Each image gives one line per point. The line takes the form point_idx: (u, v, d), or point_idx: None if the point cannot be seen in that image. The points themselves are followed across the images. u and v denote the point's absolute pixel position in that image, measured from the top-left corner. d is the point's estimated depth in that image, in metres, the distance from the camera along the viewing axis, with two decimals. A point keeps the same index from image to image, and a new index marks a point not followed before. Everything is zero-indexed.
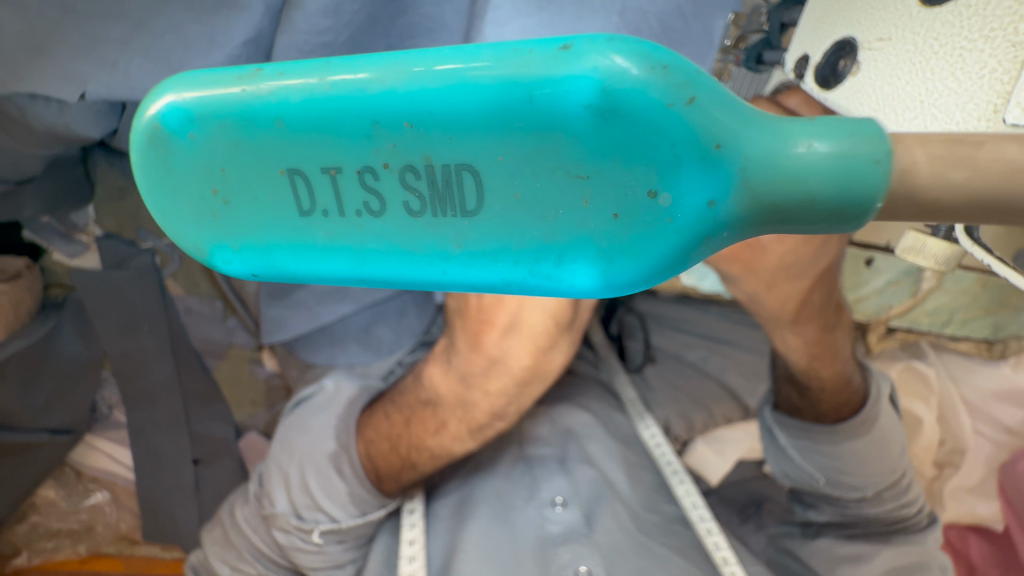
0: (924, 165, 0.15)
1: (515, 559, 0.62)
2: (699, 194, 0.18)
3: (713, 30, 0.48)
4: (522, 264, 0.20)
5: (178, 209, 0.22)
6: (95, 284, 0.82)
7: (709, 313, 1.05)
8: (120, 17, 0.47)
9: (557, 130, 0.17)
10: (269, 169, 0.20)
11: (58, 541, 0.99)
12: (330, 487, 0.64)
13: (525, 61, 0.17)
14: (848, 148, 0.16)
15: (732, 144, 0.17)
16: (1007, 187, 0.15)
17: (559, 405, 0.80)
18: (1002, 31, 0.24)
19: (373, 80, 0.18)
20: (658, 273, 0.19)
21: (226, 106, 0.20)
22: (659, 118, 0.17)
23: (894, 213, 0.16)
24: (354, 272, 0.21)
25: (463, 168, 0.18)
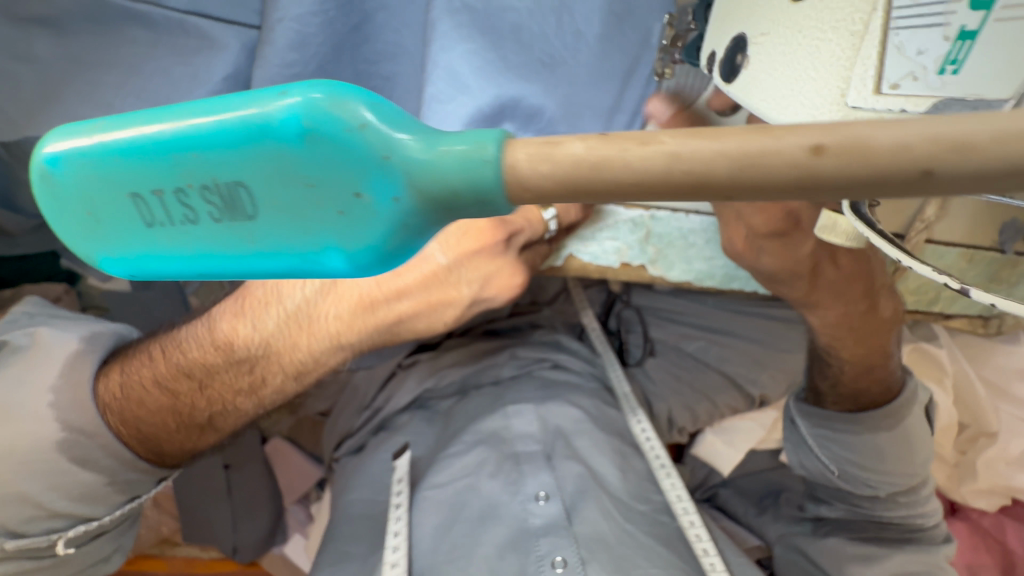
0: (522, 162, 0.18)
1: (497, 554, 0.66)
2: (387, 193, 0.20)
3: (652, 31, 0.51)
4: (296, 256, 0.22)
5: (67, 228, 0.25)
6: (123, 304, 0.91)
7: (706, 303, 1.04)
8: (117, 64, 0.54)
9: (283, 151, 0.21)
10: (116, 194, 0.23)
11: None
12: (70, 473, 0.53)
13: (253, 104, 0.21)
14: (472, 151, 0.19)
15: (398, 154, 0.20)
16: (566, 174, 0.17)
17: (547, 402, 0.83)
18: (844, 22, 0.26)
19: (165, 125, 0.22)
20: (390, 256, 0.21)
21: (77, 150, 0.23)
22: (350, 135, 0.20)
23: (516, 201, 0.19)
24: (195, 269, 0.24)
25: (235, 187, 0.21)
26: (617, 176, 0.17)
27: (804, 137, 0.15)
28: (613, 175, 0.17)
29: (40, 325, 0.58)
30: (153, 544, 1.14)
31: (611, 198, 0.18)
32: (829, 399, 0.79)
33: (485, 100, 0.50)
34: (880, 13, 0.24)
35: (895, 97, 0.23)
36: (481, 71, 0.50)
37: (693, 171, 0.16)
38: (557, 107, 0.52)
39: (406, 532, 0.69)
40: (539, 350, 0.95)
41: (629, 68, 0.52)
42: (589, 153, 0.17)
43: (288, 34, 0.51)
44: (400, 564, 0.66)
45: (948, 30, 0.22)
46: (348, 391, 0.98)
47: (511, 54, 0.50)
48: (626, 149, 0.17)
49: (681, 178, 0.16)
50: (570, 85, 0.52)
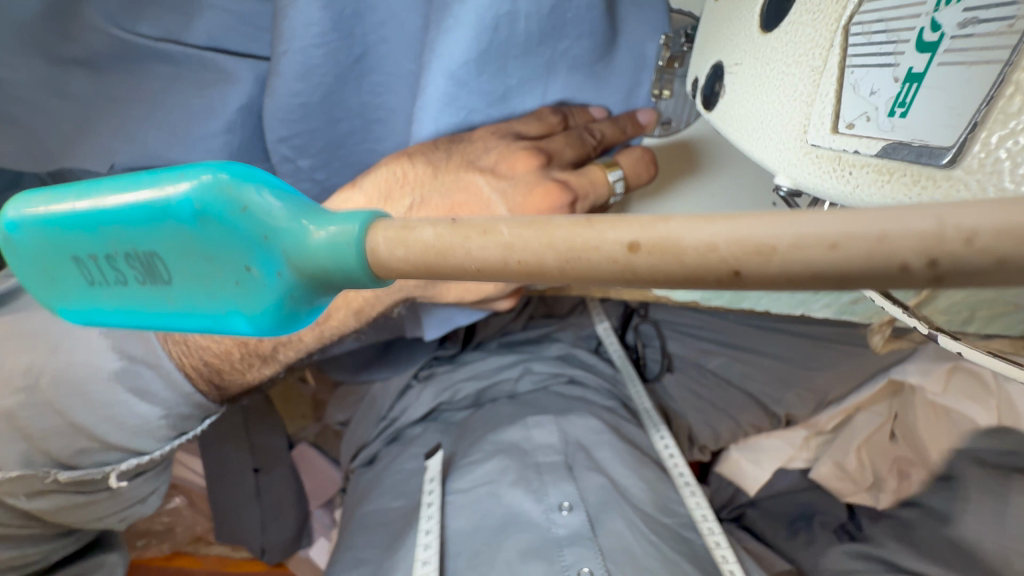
0: (380, 247, 0.19)
1: (521, 558, 0.66)
2: (272, 267, 0.22)
3: (647, 53, 0.53)
4: (205, 317, 0.24)
5: (31, 285, 0.27)
6: None
7: (728, 318, 0.99)
8: (142, 98, 0.59)
9: (187, 228, 0.22)
10: (65, 257, 0.25)
11: (148, 539, 1.19)
12: (130, 412, 0.60)
13: (163, 183, 0.22)
14: (338, 234, 0.20)
15: (278, 235, 0.21)
16: (421, 255, 0.19)
17: (565, 414, 0.83)
18: (806, 58, 0.25)
19: (98, 198, 0.24)
20: (284, 321, 0.23)
21: (31, 217, 0.25)
22: (242, 219, 0.22)
23: (382, 277, 0.20)
24: (129, 324, 0.26)
25: (152, 256, 0.23)
26: (457, 262, 0.19)
27: (630, 235, 0.17)
28: (450, 263, 0.19)
29: None
30: (188, 542, 1.21)
31: (461, 277, 0.19)
32: None
33: (493, 105, 0.54)
34: (838, 51, 0.23)
35: (852, 137, 0.23)
36: (485, 83, 0.53)
37: (557, 260, 0.18)
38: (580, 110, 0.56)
39: (437, 529, 0.70)
40: (557, 364, 0.94)
41: (630, 87, 0.55)
42: (437, 238, 0.19)
43: (292, 66, 0.53)
44: (431, 562, 0.67)
45: (898, 71, 0.21)
46: (366, 402, 1.01)
47: (511, 63, 0.52)
48: (466, 238, 0.18)
49: (545, 262, 0.18)
50: (562, 83, 0.54)
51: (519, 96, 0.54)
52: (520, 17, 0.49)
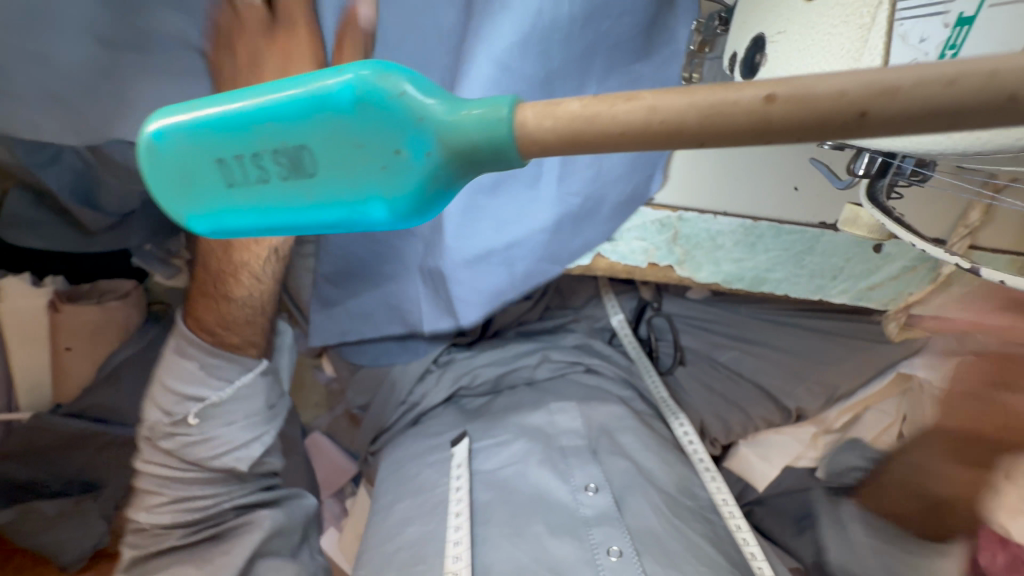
0: (532, 117, 0.21)
1: (551, 534, 0.68)
2: (421, 148, 0.24)
3: (678, 37, 0.56)
4: (347, 206, 0.25)
5: (161, 194, 0.29)
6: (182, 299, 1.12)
7: (739, 311, 1.01)
8: (184, 77, 0.62)
9: (340, 117, 0.24)
10: (206, 160, 0.27)
11: None
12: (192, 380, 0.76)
13: (317, 79, 0.25)
14: (489, 111, 0.22)
15: (429, 118, 0.23)
16: (569, 127, 0.21)
17: (588, 401, 0.85)
18: None
19: (249, 100, 0.26)
20: (424, 206, 0.25)
21: (180, 124, 0.27)
22: (395, 103, 0.24)
23: (528, 154, 0.22)
24: (263, 224, 0.27)
25: (301, 149, 0.25)
26: (604, 128, 0.21)
27: (772, 88, 0.19)
28: (601, 126, 0.20)
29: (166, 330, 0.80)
30: None
31: (605, 148, 0.21)
32: None
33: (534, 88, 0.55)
34: None
35: None
36: (529, 66, 0.54)
37: (698, 117, 0.19)
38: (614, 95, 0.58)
39: (467, 502, 0.72)
40: (573, 353, 0.96)
41: (660, 70, 0.57)
42: (585, 108, 0.21)
43: None
44: (463, 542, 0.67)
45: None
46: (383, 387, 0.98)
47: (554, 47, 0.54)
48: (614, 104, 0.20)
49: (672, 120, 0.20)
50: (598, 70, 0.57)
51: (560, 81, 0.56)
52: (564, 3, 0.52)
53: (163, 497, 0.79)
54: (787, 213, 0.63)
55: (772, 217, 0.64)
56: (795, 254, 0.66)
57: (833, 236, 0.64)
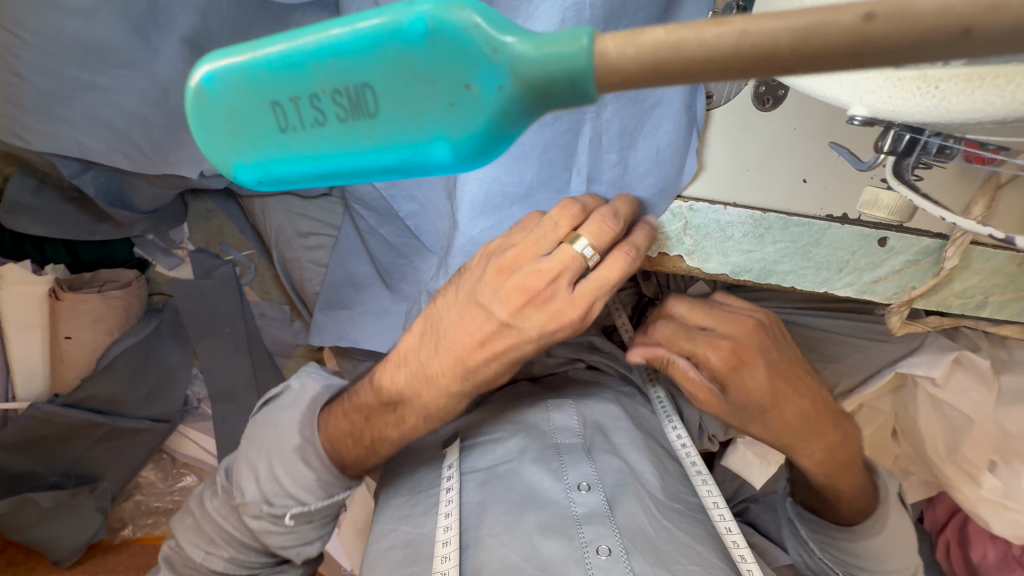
0: (611, 47, 0.20)
1: (541, 535, 0.67)
2: (491, 82, 0.23)
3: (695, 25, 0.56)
4: (410, 147, 0.25)
5: (213, 140, 0.28)
6: (187, 291, 1.04)
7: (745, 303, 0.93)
8: None
9: (407, 53, 0.24)
10: (262, 103, 0.27)
11: (156, 518, 1.17)
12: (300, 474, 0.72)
13: (382, 13, 0.24)
14: (565, 42, 0.22)
15: (500, 51, 0.23)
16: (652, 55, 0.20)
17: (585, 399, 0.84)
18: None
19: (307, 37, 0.25)
20: (489, 143, 0.25)
21: (232, 65, 0.27)
22: (467, 37, 0.23)
23: (605, 87, 0.21)
24: (321, 168, 0.27)
25: (362, 88, 0.25)
26: (688, 56, 0.20)
27: (870, 7, 0.18)
28: (686, 55, 0.20)
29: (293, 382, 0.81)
30: None
31: (693, 77, 0.20)
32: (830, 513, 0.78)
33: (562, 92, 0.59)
34: None
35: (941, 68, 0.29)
36: None
37: (794, 38, 0.18)
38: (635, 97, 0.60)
39: (456, 512, 0.71)
40: (573, 350, 0.94)
41: None
42: (671, 35, 0.20)
43: None
44: (452, 542, 0.68)
45: None
46: None
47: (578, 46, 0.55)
48: (702, 29, 0.19)
49: (747, 48, 0.19)
50: None
51: None
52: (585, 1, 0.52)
53: (219, 555, 0.76)
54: (795, 207, 0.63)
55: (779, 209, 0.63)
56: (801, 248, 0.65)
57: (840, 228, 0.64)
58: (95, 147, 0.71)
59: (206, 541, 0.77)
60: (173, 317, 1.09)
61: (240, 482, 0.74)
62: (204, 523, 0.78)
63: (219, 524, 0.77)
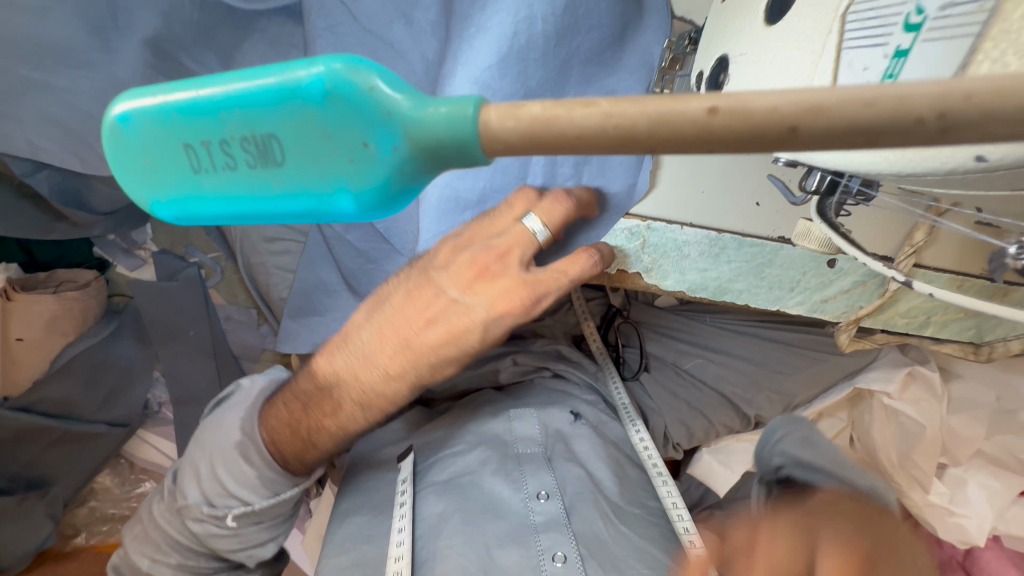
0: (495, 117, 0.22)
1: (499, 542, 0.68)
2: (390, 141, 0.24)
3: (652, 56, 0.53)
4: (316, 197, 0.26)
5: (125, 175, 0.29)
6: (149, 292, 1.02)
7: (704, 321, 0.98)
8: None
9: (309, 107, 0.24)
10: (169, 143, 0.27)
11: (111, 525, 1.15)
12: (240, 473, 0.73)
13: (287, 65, 0.24)
14: (455, 111, 0.23)
15: (397, 112, 0.24)
16: (532, 131, 0.21)
17: (547, 407, 0.86)
18: (808, 44, 0.29)
19: (215, 82, 0.25)
20: (390, 198, 0.26)
21: (143, 104, 0.27)
22: (365, 97, 0.24)
23: (490, 149, 0.22)
24: (230, 211, 0.28)
25: (268, 138, 0.25)
26: (564, 133, 0.21)
27: (716, 102, 0.19)
28: (560, 132, 0.21)
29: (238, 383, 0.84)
30: None
31: (565, 149, 0.21)
32: None
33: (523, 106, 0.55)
34: (836, 34, 0.27)
35: None
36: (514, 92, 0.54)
37: (650, 127, 0.20)
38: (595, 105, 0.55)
39: (410, 528, 0.71)
40: (539, 358, 0.95)
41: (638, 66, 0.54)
42: (545, 111, 0.21)
43: None
44: (404, 558, 0.68)
45: (888, 49, 0.25)
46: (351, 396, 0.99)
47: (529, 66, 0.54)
48: (572, 109, 0.21)
49: (610, 129, 0.20)
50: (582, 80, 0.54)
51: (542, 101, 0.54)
52: (537, 20, 0.52)
53: (166, 563, 0.76)
54: (749, 228, 0.65)
55: (734, 231, 0.65)
56: (755, 267, 0.68)
57: (792, 250, 0.66)
58: (47, 147, 0.68)
59: (151, 548, 0.77)
60: (134, 319, 1.07)
61: (183, 484, 0.76)
62: (150, 529, 0.78)
63: (166, 530, 0.77)
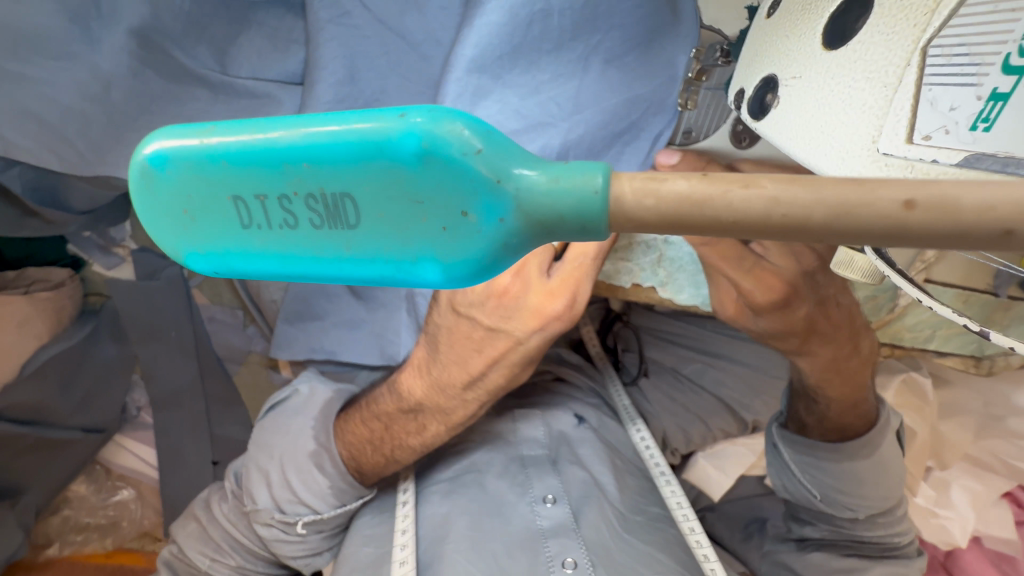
0: (629, 194, 0.20)
1: (505, 551, 0.66)
2: (496, 213, 0.23)
3: (677, 63, 0.51)
4: (390, 264, 0.25)
5: (158, 224, 0.27)
6: (128, 291, 0.96)
7: (705, 327, 0.94)
8: None
9: (399, 168, 0.23)
10: (218, 195, 0.26)
11: (87, 535, 1.08)
12: (313, 480, 0.71)
13: (374, 122, 0.23)
14: (584, 182, 0.21)
15: (510, 179, 0.22)
16: (674, 210, 0.20)
17: (552, 409, 0.84)
18: (877, 74, 0.27)
19: (280, 134, 0.24)
20: (481, 272, 0.24)
21: (187, 150, 0.26)
22: (466, 162, 0.22)
23: (617, 229, 0.21)
24: (281, 271, 0.26)
25: (342, 198, 0.24)
26: (715, 213, 0.19)
27: (911, 194, 0.17)
28: (707, 213, 0.19)
29: (299, 384, 0.80)
30: (132, 539, 1.12)
31: (705, 232, 0.20)
32: (815, 431, 0.78)
33: (535, 113, 0.53)
34: (915, 70, 0.26)
35: (928, 148, 0.25)
36: (526, 99, 0.53)
37: (827, 215, 0.18)
38: (611, 114, 0.53)
39: (413, 528, 0.70)
40: (541, 361, 0.93)
41: (657, 73, 0.52)
42: (694, 189, 0.19)
43: (338, 73, 0.59)
44: (409, 561, 0.66)
45: (981, 90, 0.24)
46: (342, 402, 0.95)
47: (545, 68, 0.53)
48: (730, 190, 0.19)
49: (755, 211, 0.19)
50: (600, 85, 0.52)
51: (555, 108, 0.53)
52: (554, 13, 0.50)
53: (226, 563, 0.77)
54: None
55: None
56: None
57: None
58: (21, 143, 0.64)
59: (212, 548, 0.77)
60: (113, 320, 1.01)
61: (254, 488, 0.74)
62: (210, 528, 0.78)
63: (227, 530, 0.77)
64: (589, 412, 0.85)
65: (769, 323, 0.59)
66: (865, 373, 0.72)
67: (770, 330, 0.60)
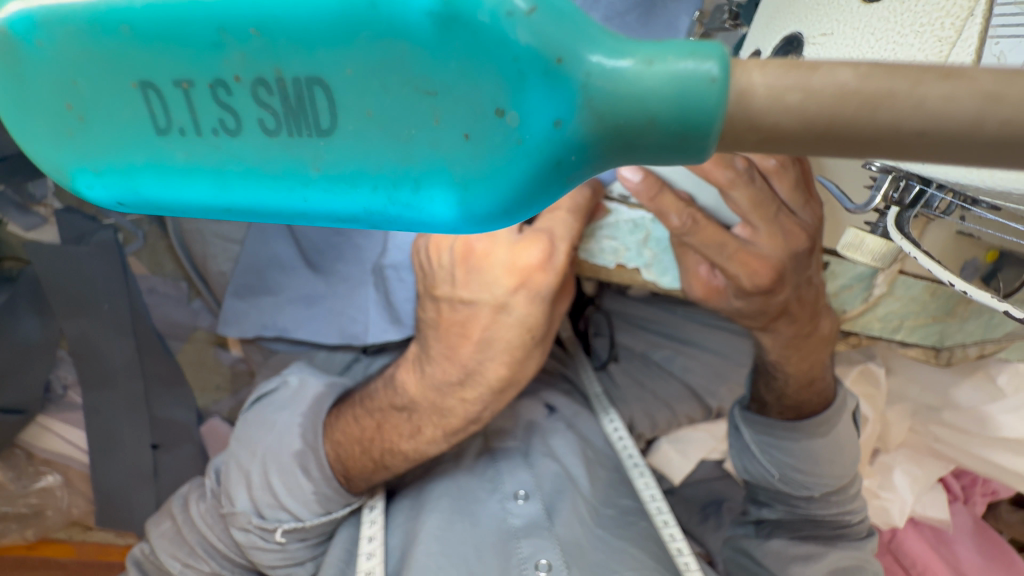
0: (762, 89, 0.16)
1: (477, 554, 0.63)
2: (548, 113, 0.18)
3: (680, 26, 0.47)
4: (380, 193, 0.21)
5: (39, 131, 0.22)
6: (51, 258, 0.85)
7: (676, 312, 0.88)
8: None
9: (402, 39, 0.18)
10: (118, 81, 0.21)
11: (4, 526, 0.96)
12: (297, 486, 0.64)
13: None
14: (690, 67, 0.17)
15: (574, 59, 0.18)
16: (833, 113, 0.15)
17: (524, 398, 0.80)
18: (931, 27, 0.25)
19: None
20: (510, 201, 0.20)
21: (70, 12, 0.20)
22: (499, 27, 0.18)
23: (735, 144, 0.17)
24: (218, 198, 0.22)
25: (312, 84, 0.19)
26: (896, 116, 0.14)
27: None
28: (882, 118, 0.14)
29: (288, 374, 0.72)
30: (60, 527, 1.01)
31: (860, 151, 0.15)
32: (774, 409, 0.79)
33: None
34: (980, 21, 0.23)
35: None
36: None
37: None
38: None
39: (382, 536, 0.66)
40: None
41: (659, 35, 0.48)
42: (861, 82, 0.14)
43: None
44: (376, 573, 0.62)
45: None
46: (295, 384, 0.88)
47: None
48: (922, 82, 0.14)
49: (961, 114, 0.14)
50: None
51: None
52: None
53: (199, 569, 0.70)
54: None
55: None
56: None
57: None
58: None
59: (185, 552, 0.70)
60: (34, 290, 0.89)
61: (231, 488, 0.67)
62: (185, 531, 0.71)
63: (202, 533, 0.71)
64: (566, 398, 0.83)
65: (743, 304, 0.59)
66: (825, 350, 0.71)
67: (744, 311, 0.59)
